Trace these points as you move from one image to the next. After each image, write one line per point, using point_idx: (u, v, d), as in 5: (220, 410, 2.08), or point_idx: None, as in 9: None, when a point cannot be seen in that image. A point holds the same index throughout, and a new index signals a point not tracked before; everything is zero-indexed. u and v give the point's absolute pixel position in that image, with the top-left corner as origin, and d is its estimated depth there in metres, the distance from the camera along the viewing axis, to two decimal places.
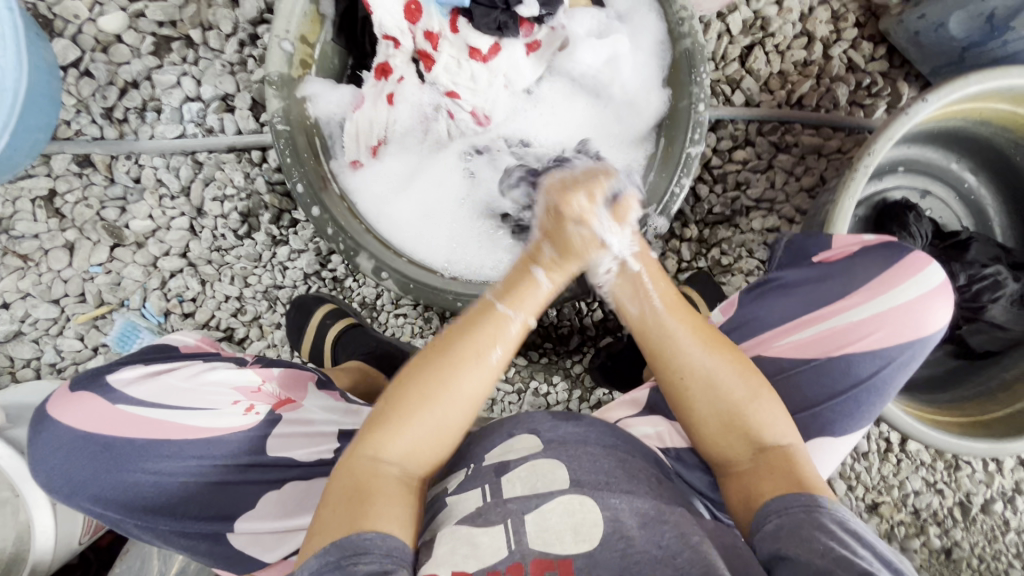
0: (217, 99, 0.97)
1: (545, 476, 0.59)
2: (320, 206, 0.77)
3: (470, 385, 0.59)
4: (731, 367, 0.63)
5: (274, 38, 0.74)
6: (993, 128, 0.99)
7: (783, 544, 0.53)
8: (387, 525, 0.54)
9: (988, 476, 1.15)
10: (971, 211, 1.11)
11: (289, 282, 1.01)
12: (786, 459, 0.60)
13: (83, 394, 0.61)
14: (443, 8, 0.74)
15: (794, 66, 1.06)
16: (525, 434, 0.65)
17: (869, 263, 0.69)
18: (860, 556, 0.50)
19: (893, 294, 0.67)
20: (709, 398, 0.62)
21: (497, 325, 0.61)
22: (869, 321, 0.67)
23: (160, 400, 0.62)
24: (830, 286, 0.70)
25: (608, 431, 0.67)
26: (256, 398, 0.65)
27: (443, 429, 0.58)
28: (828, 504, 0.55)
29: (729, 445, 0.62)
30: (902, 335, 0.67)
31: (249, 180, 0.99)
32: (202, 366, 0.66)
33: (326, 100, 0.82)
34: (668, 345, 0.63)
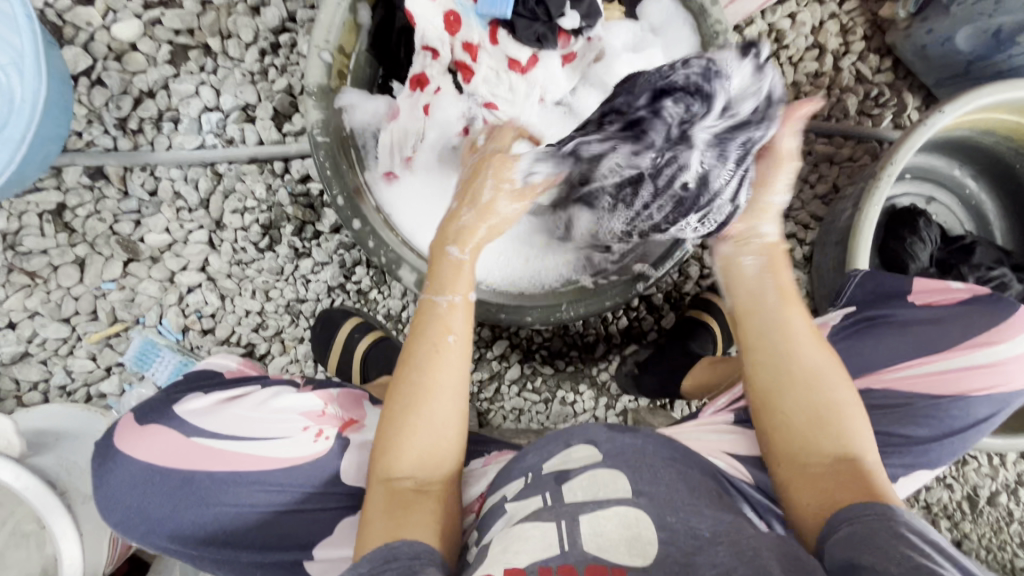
0: (237, 109, 0.94)
1: (605, 484, 0.60)
2: (361, 219, 0.76)
3: (447, 371, 0.61)
4: (824, 359, 0.66)
5: (314, 48, 0.72)
6: (996, 138, 1.03)
7: (857, 556, 0.50)
8: (420, 532, 0.54)
9: (993, 469, 1.20)
10: (971, 215, 1.16)
11: (312, 296, 0.99)
12: (861, 473, 0.60)
13: (154, 426, 0.60)
14: (483, 19, 0.74)
15: (806, 77, 1.10)
16: (581, 444, 0.66)
17: (985, 312, 0.70)
18: (939, 563, 0.48)
19: (1009, 344, 0.68)
20: (805, 401, 0.64)
21: (446, 313, 0.64)
22: (987, 369, 0.67)
23: (228, 431, 0.61)
24: (947, 331, 0.69)
25: (665, 443, 0.67)
26: (323, 422, 0.63)
27: (444, 424, 0.60)
28: (901, 511, 0.55)
29: (810, 443, 0.63)
30: (1009, 383, 0.68)
31: (271, 192, 0.96)
32: (265, 393, 0.64)
33: (362, 110, 0.81)
34: (779, 340, 0.67)
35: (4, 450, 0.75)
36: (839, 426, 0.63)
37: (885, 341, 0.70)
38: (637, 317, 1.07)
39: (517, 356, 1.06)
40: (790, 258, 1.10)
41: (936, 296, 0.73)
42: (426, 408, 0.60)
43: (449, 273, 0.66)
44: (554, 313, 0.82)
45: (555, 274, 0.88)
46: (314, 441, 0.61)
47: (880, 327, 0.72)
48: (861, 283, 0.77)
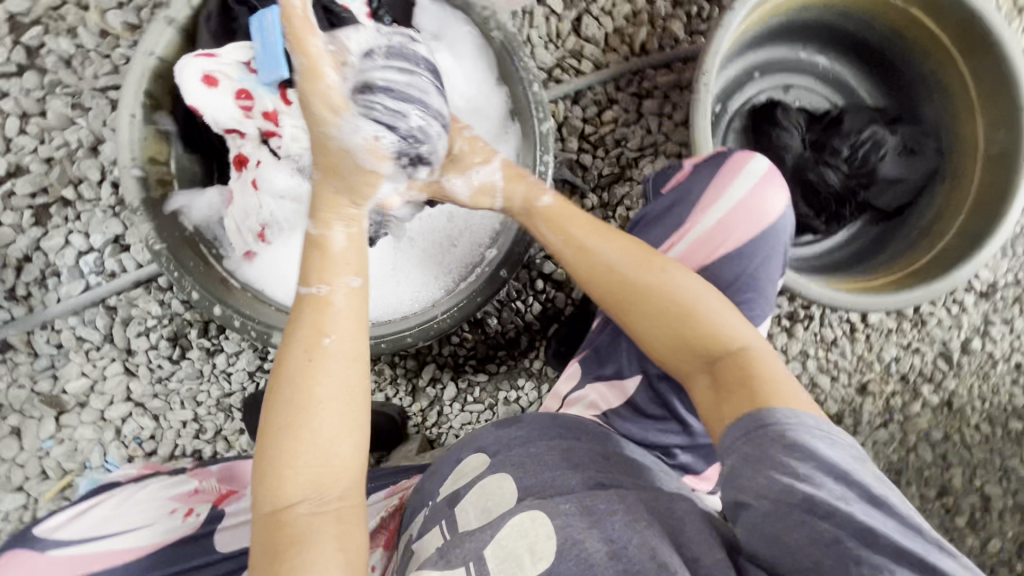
0: (109, 242, 0.99)
1: (493, 493, 0.61)
2: (220, 304, 0.80)
3: (326, 378, 0.55)
4: (629, 256, 0.66)
5: (122, 169, 0.77)
6: (817, 8, 1.04)
7: (739, 490, 0.51)
8: (320, 567, 0.50)
9: (957, 318, 1.17)
10: (835, 89, 1.15)
11: (237, 386, 1.02)
12: (744, 364, 0.60)
13: (14, 554, 0.63)
14: (270, 87, 0.79)
15: (625, 20, 1.12)
16: (473, 454, 0.67)
17: (705, 175, 0.73)
18: (823, 490, 0.48)
19: (728, 198, 0.70)
20: (660, 305, 0.63)
21: (319, 308, 0.58)
22: (719, 226, 0.70)
23: (92, 534, 0.66)
24: (681, 209, 0.73)
25: (548, 424, 0.68)
26: (194, 501, 0.72)
27: (331, 442, 0.54)
28: (775, 418, 0.53)
29: (682, 351, 0.63)
30: (751, 228, 0.69)
31: (165, 306, 1.01)
32: (128, 491, 0.72)
33: (197, 206, 0.85)
34: (588, 264, 0.67)
35: None
36: (699, 324, 0.62)
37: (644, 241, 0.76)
38: (548, 298, 1.08)
39: (448, 374, 1.08)
40: None
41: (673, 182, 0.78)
42: (308, 424, 0.54)
43: (318, 264, 0.59)
44: (431, 325, 0.85)
45: (432, 294, 0.91)
46: (181, 522, 0.69)
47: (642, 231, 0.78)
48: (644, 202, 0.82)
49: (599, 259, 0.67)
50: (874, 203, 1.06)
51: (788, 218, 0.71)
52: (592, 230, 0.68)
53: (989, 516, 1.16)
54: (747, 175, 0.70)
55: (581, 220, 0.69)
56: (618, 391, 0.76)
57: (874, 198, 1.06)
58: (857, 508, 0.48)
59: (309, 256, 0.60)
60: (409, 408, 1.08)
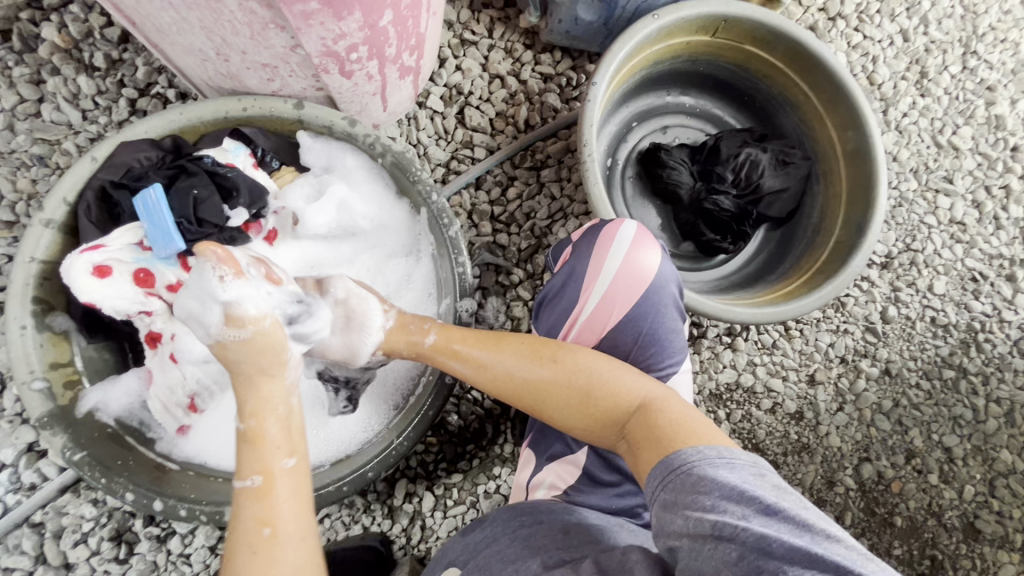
0: (23, 452, 0.91)
1: None
2: (160, 496, 0.75)
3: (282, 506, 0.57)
4: (520, 354, 0.65)
5: (21, 385, 0.73)
6: (669, 61, 1.16)
7: (665, 535, 0.47)
8: None
9: (869, 292, 1.27)
10: (705, 120, 1.27)
11: (199, 567, 0.94)
12: (647, 418, 0.57)
13: None
14: (168, 259, 0.78)
15: (504, 102, 1.19)
16: (444, 572, 0.60)
17: (583, 249, 0.67)
18: (716, 513, 0.45)
19: (607, 271, 0.64)
20: (555, 395, 0.62)
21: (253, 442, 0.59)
22: (607, 301, 0.64)
23: None
24: (568, 288, 0.67)
25: (513, 514, 0.62)
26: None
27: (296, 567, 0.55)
28: (682, 460, 0.50)
29: (599, 428, 0.61)
30: (638, 296, 0.64)
31: (99, 504, 0.93)
32: None
33: (115, 396, 0.80)
34: (486, 375, 0.67)
35: None
36: (595, 394, 0.60)
37: (545, 322, 0.70)
38: None
39: (423, 484, 1.04)
40: None
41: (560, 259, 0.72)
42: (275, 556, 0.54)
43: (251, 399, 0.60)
44: (390, 452, 0.83)
45: (386, 416, 0.89)
46: None
47: (541, 312, 0.72)
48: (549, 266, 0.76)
49: (494, 369, 0.66)
50: (767, 214, 1.16)
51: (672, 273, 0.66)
52: (481, 343, 0.69)
53: (956, 466, 1.23)
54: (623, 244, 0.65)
55: (468, 337, 0.70)
56: (573, 468, 0.66)
57: (766, 211, 1.15)
58: (755, 523, 0.43)
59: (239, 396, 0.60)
60: (390, 531, 1.03)
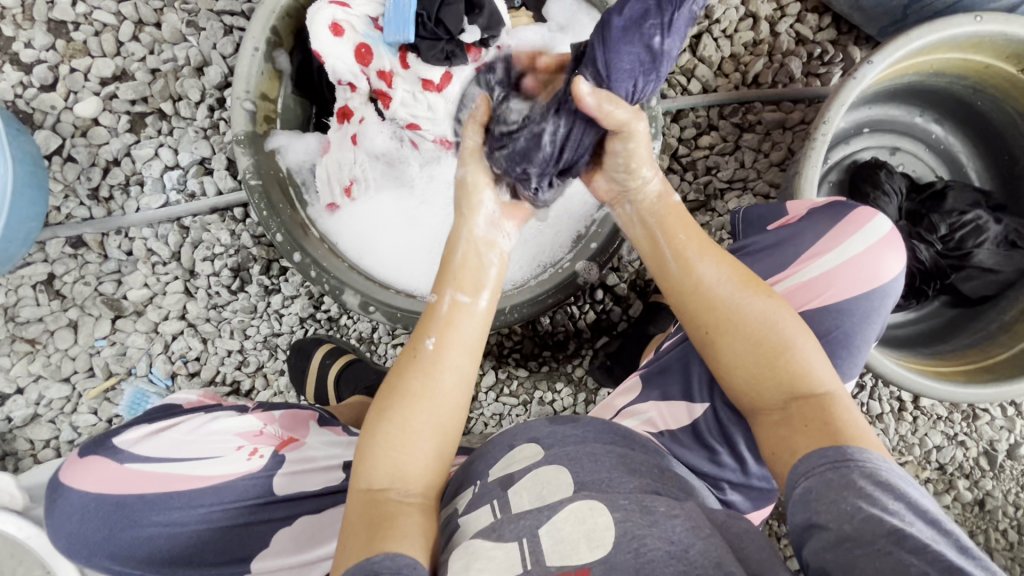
0: (195, 163, 1.01)
1: (549, 482, 0.59)
2: (300, 252, 0.80)
3: (441, 379, 0.58)
4: (731, 277, 0.62)
5: (235, 99, 0.77)
6: (950, 78, 1.00)
7: (813, 512, 0.49)
8: (403, 546, 0.52)
9: (1009, 421, 1.14)
10: (942, 161, 1.11)
11: (286, 329, 1.04)
12: (827, 408, 0.56)
13: (92, 458, 0.63)
14: (392, 47, 0.78)
15: (744, 47, 1.09)
16: (526, 443, 0.65)
17: (818, 225, 0.71)
18: (898, 518, 0.46)
19: (838, 254, 0.69)
20: (746, 339, 0.60)
21: (448, 311, 0.61)
22: (823, 278, 0.69)
23: (164, 455, 0.64)
24: (785, 252, 0.72)
25: (605, 428, 0.68)
26: (258, 442, 0.68)
27: (429, 436, 0.57)
28: (862, 456, 0.51)
29: (764, 385, 0.59)
30: (854, 289, 0.68)
31: (235, 236, 1.02)
32: (203, 418, 0.69)
33: (295, 149, 0.85)
34: (689, 280, 0.63)
35: (7, 504, 0.81)
36: (789, 357, 0.59)
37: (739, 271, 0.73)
38: (604, 310, 1.08)
39: (490, 362, 1.08)
40: None
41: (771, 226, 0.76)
42: (416, 418, 0.56)
43: (460, 270, 0.63)
44: (499, 317, 0.85)
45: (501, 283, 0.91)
46: (247, 460, 0.65)
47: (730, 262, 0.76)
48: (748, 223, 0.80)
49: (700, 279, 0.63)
50: (959, 289, 1.03)
51: (893, 288, 0.70)
52: (700, 247, 0.65)
53: None
54: (863, 238, 0.69)
55: (693, 239, 0.65)
56: (678, 415, 0.73)
57: (960, 284, 1.02)
58: (948, 549, 0.45)
59: (447, 267, 0.64)
60: None
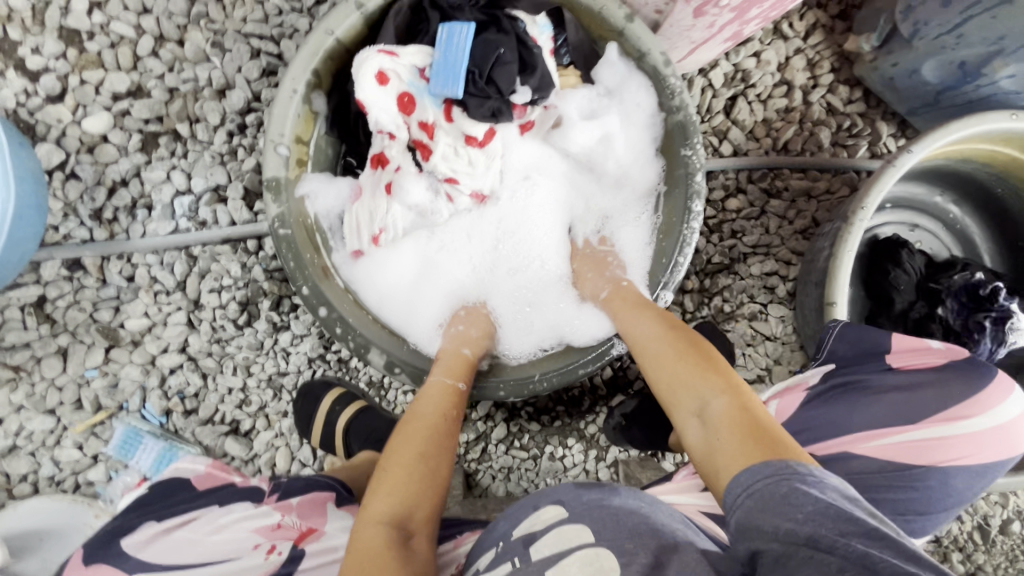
0: (209, 190, 0.96)
1: (572, 541, 0.57)
2: (327, 306, 0.75)
3: (444, 437, 0.69)
4: (652, 348, 0.69)
5: (269, 142, 0.73)
6: (974, 164, 1.01)
7: (751, 527, 0.49)
8: None
9: (1003, 496, 1.17)
10: (959, 240, 1.12)
11: (293, 368, 0.99)
12: (770, 438, 0.55)
13: (94, 566, 0.60)
14: (437, 98, 0.75)
15: (776, 113, 1.09)
16: (550, 505, 0.63)
17: (971, 376, 0.70)
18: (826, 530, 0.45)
19: (994, 414, 0.69)
20: (691, 393, 0.63)
21: (440, 390, 0.73)
22: (964, 438, 0.69)
23: (173, 560, 0.60)
24: (923, 400, 0.71)
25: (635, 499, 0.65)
26: (277, 537, 0.64)
27: (428, 488, 0.64)
28: (788, 467, 0.51)
29: (722, 437, 0.58)
30: (992, 453, 0.70)
31: (246, 269, 0.97)
32: (216, 512, 0.66)
33: (324, 195, 0.81)
34: (638, 337, 0.71)
35: None
36: (757, 420, 0.57)
37: (860, 409, 0.72)
38: (621, 366, 1.07)
39: (502, 414, 1.05)
40: (774, 295, 1.09)
41: (920, 355, 0.74)
42: (433, 464, 0.65)
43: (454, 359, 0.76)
44: (527, 385, 0.80)
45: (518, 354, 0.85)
46: (265, 559, 0.61)
47: (848, 391, 0.74)
48: (840, 335, 0.77)
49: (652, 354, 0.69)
50: None
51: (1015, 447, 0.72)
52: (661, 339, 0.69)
53: None
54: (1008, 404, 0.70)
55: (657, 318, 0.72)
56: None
57: None
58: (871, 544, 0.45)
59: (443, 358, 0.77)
60: None
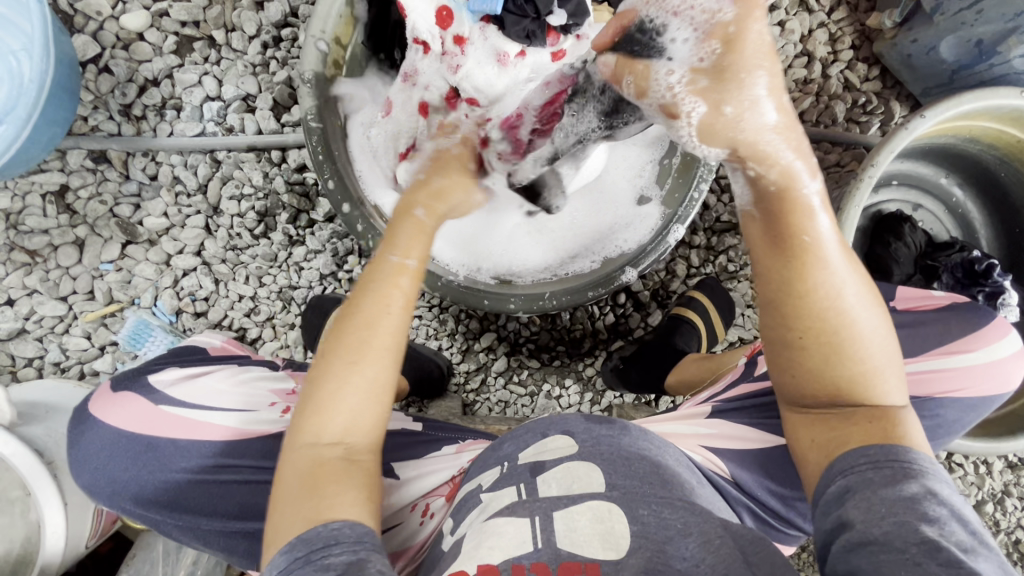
0: (238, 98, 0.97)
1: (579, 478, 0.59)
2: (350, 204, 0.77)
3: (383, 340, 0.56)
4: (838, 289, 0.52)
5: (309, 37, 0.75)
6: (982, 145, 1.04)
7: (845, 510, 0.49)
8: (350, 512, 0.51)
9: (979, 478, 1.20)
10: (959, 223, 1.16)
11: (304, 284, 1.00)
12: (888, 423, 0.53)
13: (124, 394, 0.64)
14: (474, 15, 0.77)
15: (795, 83, 1.12)
16: (558, 435, 0.65)
17: (966, 316, 0.77)
18: (930, 525, 0.45)
19: (992, 351, 0.74)
20: (834, 355, 0.53)
21: (392, 275, 0.59)
22: (960, 372, 0.74)
23: (196, 400, 0.64)
24: (923, 336, 0.77)
25: (643, 434, 0.68)
26: (291, 400, 0.67)
27: (359, 401, 0.54)
28: (910, 459, 0.50)
29: (832, 387, 0.54)
30: (987, 390, 0.74)
31: (267, 179, 0.98)
32: (236, 368, 0.68)
33: (359, 101, 0.85)
34: (793, 263, 0.52)
35: None
36: (867, 386, 0.54)
37: None
38: (623, 314, 1.09)
39: (504, 348, 1.07)
40: None
41: (918, 301, 0.81)
42: (355, 377, 0.54)
43: (415, 235, 0.61)
44: (537, 301, 0.82)
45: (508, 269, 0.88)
46: (280, 416, 0.64)
47: None
48: None
49: (817, 283, 0.52)
50: None
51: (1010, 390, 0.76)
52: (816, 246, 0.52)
53: None
54: (1006, 344, 0.75)
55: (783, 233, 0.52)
56: (740, 440, 0.74)
57: None
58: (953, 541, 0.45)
59: (395, 228, 0.61)
60: (456, 365, 1.07)
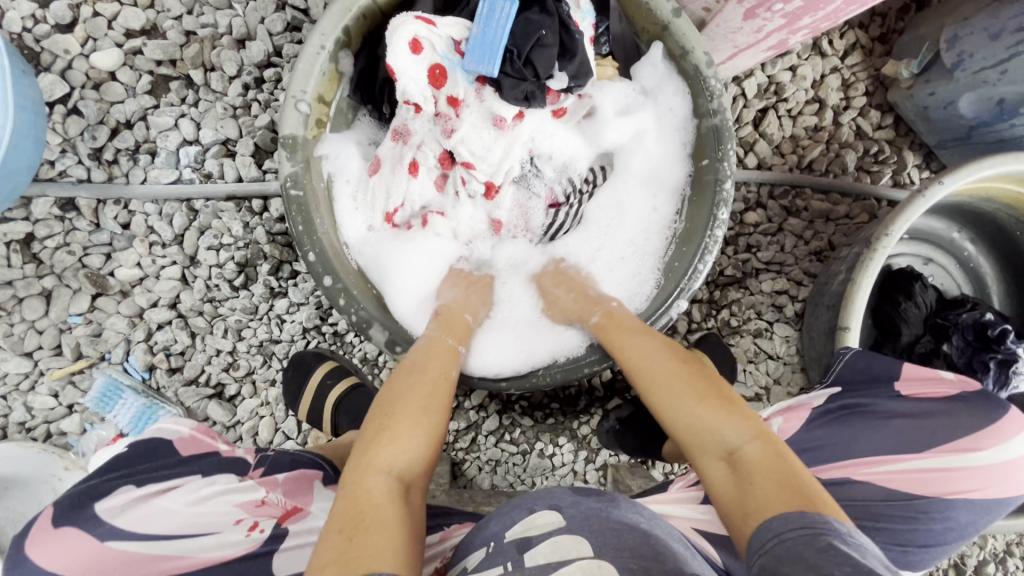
0: (217, 143, 0.91)
1: (567, 549, 0.52)
2: (332, 276, 0.72)
3: (428, 400, 0.65)
4: (669, 360, 0.67)
5: (290, 98, 0.70)
6: (997, 205, 0.99)
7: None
8: (381, 556, 0.50)
9: (981, 537, 1.17)
10: (970, 278, 1.12)
11: (286, 337, 0.95)
12: (772, 462, 0.55)
13: (67, 529, 0.59)
14: (469, 75, 0.72)
15: (805, 130, 1.07)
16: (545, 509, 0.58)
17: (982, 407, 0.71)
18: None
19: (1006, 450, 0.69)
20: (688, 421, 0.61)
21: (447, 354, 0.71)
22: (972, 472, 0.69)
23: (152, 532, 0.61)
24: (934, 429, 0.71)
25: (631, 505, 0.61)
26: (260, 514, 0.65)
27: (410, 449, 0.61)
28: (817, 519, 0.48)
29: (703, 447, 0.59)
30: (999, 492, 0.69)
31: (248, 229, 0.93)
32: (197, 481, 0.66)
33: (343, 158, 0.79)
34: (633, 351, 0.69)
35: None
36: (728, 435, 0.58)
37: (866, 433, 0.73)
38: (621, 370, 1.05)
39: (495, 406, 1.03)
40: (781, 315, 1.07)
41: (928, 383, 0.75)
42: (410, 424, 0.62)
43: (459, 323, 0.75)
44: (529, 380, 0.76)
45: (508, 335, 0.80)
46: (247, 536, 0.63)
47: (855, 416, 0.74)
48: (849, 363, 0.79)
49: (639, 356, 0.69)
50: None
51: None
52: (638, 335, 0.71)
53: None
54: (1021, 441, 0.70)
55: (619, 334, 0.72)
56: None
57: None
58: None
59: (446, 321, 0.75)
60: (445, 423, 1.03)
